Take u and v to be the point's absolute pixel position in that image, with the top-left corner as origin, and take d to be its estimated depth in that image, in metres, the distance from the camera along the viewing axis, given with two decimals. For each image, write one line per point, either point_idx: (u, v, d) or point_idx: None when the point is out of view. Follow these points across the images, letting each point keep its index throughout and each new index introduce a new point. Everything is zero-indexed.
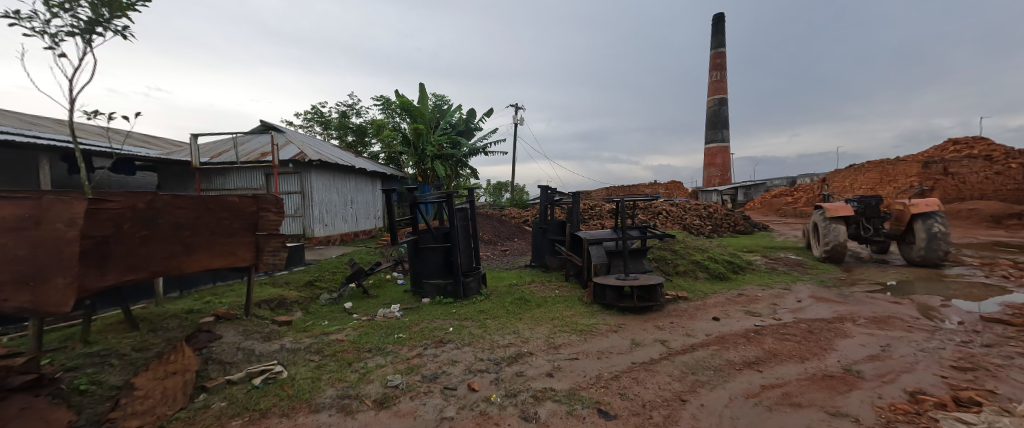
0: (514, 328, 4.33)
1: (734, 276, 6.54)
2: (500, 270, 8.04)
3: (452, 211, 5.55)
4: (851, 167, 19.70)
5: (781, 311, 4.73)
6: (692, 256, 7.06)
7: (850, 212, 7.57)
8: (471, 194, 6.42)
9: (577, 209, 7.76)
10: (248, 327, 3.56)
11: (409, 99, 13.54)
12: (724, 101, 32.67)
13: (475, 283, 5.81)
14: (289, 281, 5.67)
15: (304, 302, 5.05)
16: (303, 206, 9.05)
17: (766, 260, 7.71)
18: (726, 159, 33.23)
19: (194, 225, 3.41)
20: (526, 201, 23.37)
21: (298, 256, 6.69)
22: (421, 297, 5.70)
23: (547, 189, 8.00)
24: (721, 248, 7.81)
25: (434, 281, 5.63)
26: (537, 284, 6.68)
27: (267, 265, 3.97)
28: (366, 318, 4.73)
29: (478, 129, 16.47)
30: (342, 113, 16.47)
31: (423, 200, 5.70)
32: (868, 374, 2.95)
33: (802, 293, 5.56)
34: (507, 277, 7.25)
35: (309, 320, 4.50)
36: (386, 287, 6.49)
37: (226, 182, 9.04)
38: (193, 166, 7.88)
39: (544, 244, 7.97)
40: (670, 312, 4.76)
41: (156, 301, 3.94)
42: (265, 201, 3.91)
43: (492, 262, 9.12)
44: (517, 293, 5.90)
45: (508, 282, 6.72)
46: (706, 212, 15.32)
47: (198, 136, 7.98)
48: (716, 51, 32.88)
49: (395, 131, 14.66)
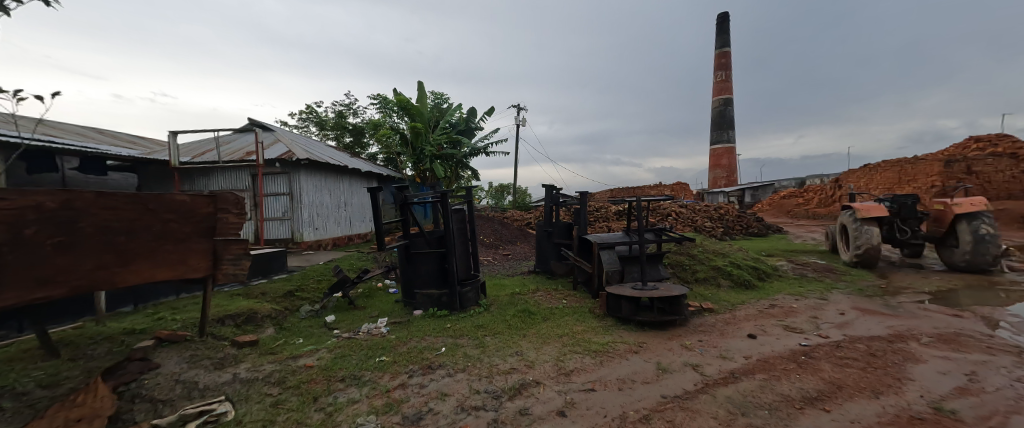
0: (517, 348, 3.71)
1: (760, 283, 5.90)
2: (502, 276, 7.44)
3: (448, 213, 4.95)
4: (866, 167, 18.98)
5: (826, 327, 4.08)
6: (713, 261, 6.44)
7: (883, 213, 6.93)
8: (469, 194, 5.81)
9: (585, 211, 7.13)
10: (198, 352, 2.97)
11: (407, 97, 12.99)
12: (729, 101, 32.05)
13: (474, 293, 5.21)
14: (266, 292, 5.09)
15: (280, 316, 4.46)
16: (292, 209, 8.49)
17: (792, 265, 7.07)
18: (732, 160, 32.52)
19: (131, 230, 2.83)
20: (528, 203, 22.79)
21: (280, 263, 6.11)
22: (413, 309, 5.10)
23: (552, 189, 7.38)
24: (742, 252, 7.17)
25: (427, 291, 5.02)
26: (543, 292, 6.07)
27: (227, 276, 3.39)
28: (347, 335, 4.13)
29: (479, 129, 15.90)
30: (338, 113, 15.93)
31: (415, 201, 5.10)
32: (967, 416, 2.32)
33: (843, 304, 4.92)
34: (509, 285, 6.64)
35: (281, 338, 3.91)
36: (376, 297, 5.91)
37: (209, 183, 8.45)
38: (170, 165, 7.33)
39: (550, 249, 7.36)
40: (696, 327, 4.14)
41: (98, 319, 3.37)
42: (224, 201, 3.32)
43: (494, 268, 8.51)
44: (521, 304, 5.29)
45: (511, 291, 6.11)
46: (717, 214, 14.67)
47: (176, 134, 7.43)
48: (721, 51, 32.27)
49: (393, 131, 14.12)
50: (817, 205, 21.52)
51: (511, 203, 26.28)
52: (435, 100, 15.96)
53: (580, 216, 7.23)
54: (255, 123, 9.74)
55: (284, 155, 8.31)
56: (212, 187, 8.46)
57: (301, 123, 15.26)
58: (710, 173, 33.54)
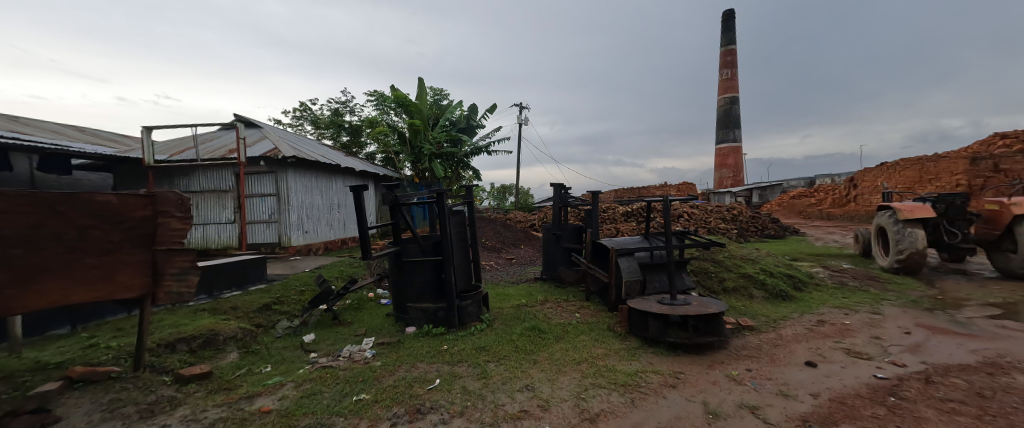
0: (527, 380, 3.05)
1: (798, 294, 5.23)
2: (506, 284, 6.80)
3: (445, 215, 4.28)
4: (883, 165, 18.24)
5: (897, 352, 3.40)
6: (741, 269, 5.79)
7: (929, 213, 6.30)
8: (470, 193, 5.14)
9: (596, 212, 6.45)
10: (122, 397, 2.32)
11: (405, 93, 12.36)
12: (735, 99, 31.34)
13: (475, 307, 4.56)
14: (238, 307, 4.47)
15: (249, 337, 3.83)
16: (279, 211, 7.87)
17: (826, 271, 6.39)
18: (739, 159, 31.81)
19: (30, 240, 2.20)
20: (531, 204, 22.12)
21: (259, 272, 5.48)
22: (405, 326, 4.45)
23: (560, 188, 6.72)
24: (771, 257, 6.50)
25: (421, 305, 4.37)
26: (553, 304, 5.42)
27: (169, 295, 2.74)
28: (325, 361, 3.49)
29: (480, 127, 15.27)
30: (334, 110, 15.28)
31: (407, 203, 4.43)
32: None
33: (903, 320, 4.24)
34: (514, 294, 6.00)
35: (244, 367, 3.27)
36: (366, 309, 5.30)
37: (189, 184, 7.81)
38: (144, 163, 6.73)
39: (558, 254, 6.70)
40: (740, 351, 3.48)
41: (12, 349, 2.75)
42: (163, 202, 2.68)
43: (496, 274, 7.87)
44: (529, 319, 4.65)
45: (516, 303, 5.46)
46: (730, 215, 14.01)
47: (151, 130, 6.82)
48: (726, 48, 31.52)
49: (390, 129, 13.48)
50: (831, 205, 20.78)
51: (513, 204, 25.64)
52: (434, 97, 15.34)
53: (591, 218, 6.56)
54: (242, 119, 9.11)
55: (268, 152, 7.68)
56: (193, 188, 7.82)
57: (294, 122, 14.61)
58: (716, 173, 32.80)
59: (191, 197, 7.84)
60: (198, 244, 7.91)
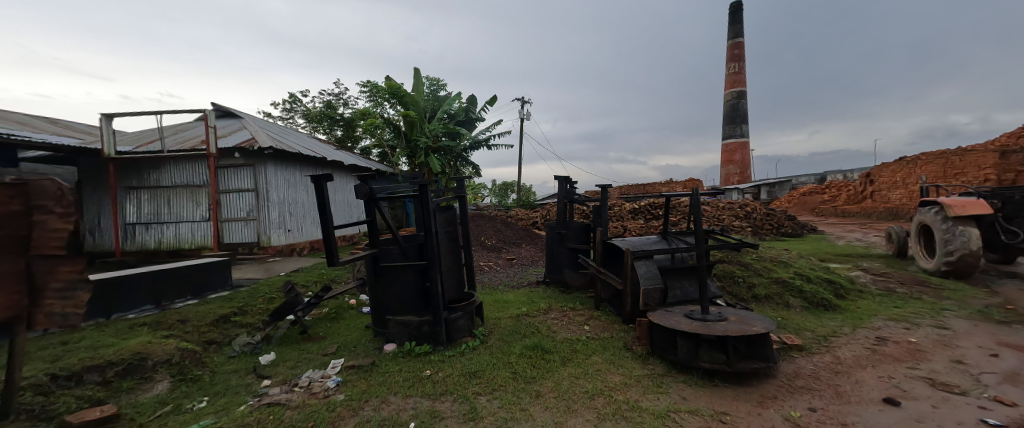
0: (527, 424, 2.36)
1: (843, 304, 4.52)
2: (505, 289, 6.13)
3: (429, 211, 3.57)
4: (901, 160, 17.42)
5: (997, 385, 2.68)
6: (772, 273, 5.08)
7: (985, 210, 5.59)
8: (463, 186, 4.43)
9: (605, 209, 5.74)
10: None
11: (399, 83, 11.64)
12: (742, 94, 30.38)
13: (466, 321, 3.87)
14: (189, 320, 3.82)
15: (191, 360, 3.16)
16: (257, 208, 7.22)
17: (866, 275, 5.67)
18: (746, 155, 30.92)
19: None
20: (532, 202, 21.49)
21: (222, 277, 4.82)
22: (385, 342, 3.77)
23: (565, 182, 6.01)
24: (803, 259, 5.78)
25: (403, 318, 3.68)
26: (558, 314, 4.75)
27: (49, 319, 2.05)
28: (277, 392, 2.81)
29: (479, 120, 14.55)
30: (327, 103, 14.56)
31: (385, 197, 3.71)
32: None
33: (982, 338, 3.51)
34: (514, 301, 5.32)
35: (171, 403, 2.61)
36: (346, 320, 4.63)
37: (158, 178, 7.14)
38: (104, 155, 6.10)
39: (562, 255, 6.01)
40: (795, 383, 2.77)
41: None
42: (38, 193, 1.99)
43: (495, 277, 7.19)
44: (530, 333, 3.97)
45: (515, 312, 4.79)
46: (743, 212, 13.27)
47: (111, 118, 6.15)
48: (733, 41, 30.46)
49: (384, 121, 12.76)
50: (845, 201, 19.98)
51: (515, 201, 24.99)
52: (431, 88, 14.60)
53: (600, 216, 5.85)
54: (220, 109, 8.43)
55: (243, 143, 6.99)
56: (165, 183, 7.15)
57: (285, 115, 13.90)
58: (723, 170, 31.96)
59: (162, 193, 7.17)
60: (170, 244, 7.23)
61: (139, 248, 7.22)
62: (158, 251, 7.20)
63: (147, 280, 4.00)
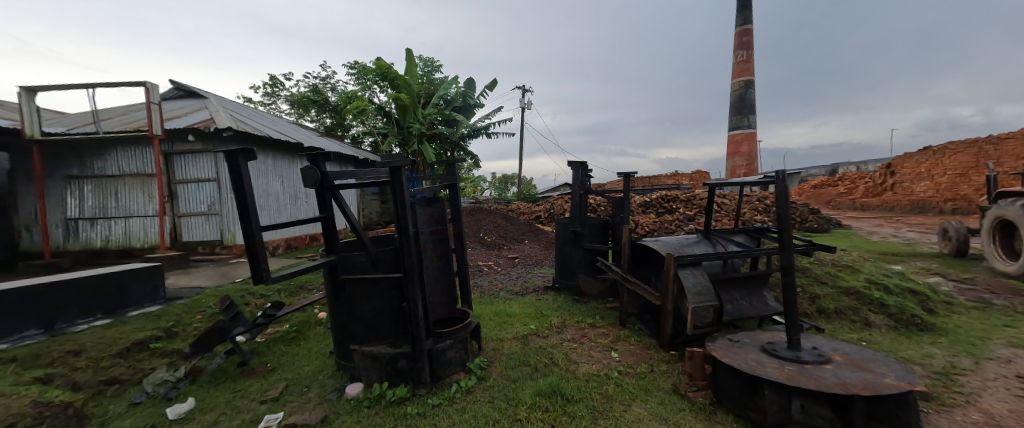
0: None
1: (939, 322, 3.54)
2: (508, 297, 5.19)
3: (406, 205, 2.54)
4: (926, 150, 16.43)
5: None
6: (840, 282, 4.11)
7: None
8: (456, 172, 3.40)
9: (629, 202, 4.75)
10: None
11: (388, 62, 10.54)
12: (750, 83, 29.01)
13: (459, 352, 2.89)
14: (87, 352, 2.85)
15: (56, 421, 2.18)
16: (220, 201, 6.26)
17: (946, 281, 4.69)
18: (753, 147, 29.78)
19: None
20: (534, 195, 20.51)
21: (151, 289, 3.83)
22: (349, 380, 2.81)
23: (581, 169, 4.99)
24: (866, 263, 4.80)
25: (371, 349, 2.71)
26: (575, 333, 3.80)
27: None
28: None
29: (479, 106, 13.47)
30: (313, 88, 13.46)
31: (345, 184, 2.67)
32: None
33: None
34: (519, 314, 4.37)
35: None
36: (309, 341, 3.66)
37: (104, 167, 6.14)
38: (25, 136, 5.16)
39: (576, 257, 5.03)
40: None
41: None
42: None
43: (496, 280, 6.24)
44: (542, 368, 3.00)
45: (521, 331, 3.84)
46: (763, 205, 12.29)
47: (32, 92, 5.12)
48: (741, 29, 28.98)
49: (374, 106, 11.70)
50: (863, 194, 19.01)
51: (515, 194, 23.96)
52: (426, 70, 13.52)
53: (621, 210, 4.86)
54: (182, 88, 7.39)
55: (196, 123, 5.95)
56: (111, 171, 6.15)
57: (267, 100, 12.78)
58: (729, 162, 30.85)
59: (109, 183, 6.17)
60: (119, 243, 6.25)
61: (84, 248, 6.23)
62: (105, 251, 6.20)
63: (32, 295, 3.02)
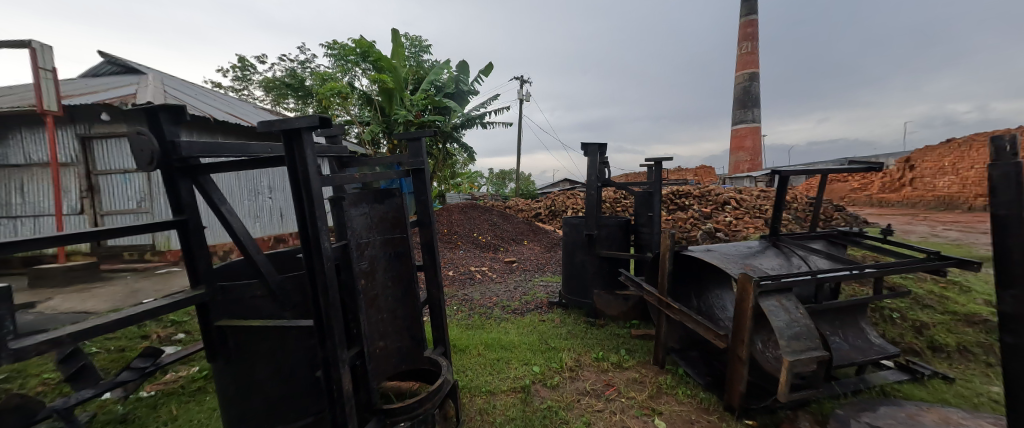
0: None
1: None
2: (502, 317, 4.08)
3: (314, 200, 1.40)
4: (950, 142, 15.44)
5: None
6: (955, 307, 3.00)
7: None
8: (423, 149, 2.27)
9: (659, 197, 3.64)
10: None
11: (369, 40, 9.34)
12: (756, 76, 27.88)
13: None
14: None
15: None
16: (152, 196, 5.18)
17: None
18: (757, 142, 28.61)
19: None
20: (534, 191, 19.36)
21: None
22: None
23: (596, 154, 3.86)
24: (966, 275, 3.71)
25: None
26: (594, 380, 2.72)
27: None
28: None
29: (473, 92, 12.29)
30: (290, 72, 12.23)
31: (219, 164, 1.53)
32: None
33: None
34: (517, 346, 3.26)
35: None
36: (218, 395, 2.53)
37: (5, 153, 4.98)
38: None
39: (589, 267, 3.93)
40: None
41: None
42: None
43: (490, 292, 5.11)
44: None
45: (521, 377, 2.73)
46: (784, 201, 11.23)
47: None
48: (746, 20, 27.88)
49: (356, 91, 10.51)
50: (880, 189, 17.99)
51: (513, 190, 22.74)
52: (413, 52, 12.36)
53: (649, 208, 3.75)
54: (116, 63, 6.22)
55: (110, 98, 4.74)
56: (14, 160, 5.00)
57: (238, 86, 11.58)
58: (733, 157, 29.79)
59: (12, 174, 5.02)
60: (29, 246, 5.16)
61: None
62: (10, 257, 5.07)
63: None
